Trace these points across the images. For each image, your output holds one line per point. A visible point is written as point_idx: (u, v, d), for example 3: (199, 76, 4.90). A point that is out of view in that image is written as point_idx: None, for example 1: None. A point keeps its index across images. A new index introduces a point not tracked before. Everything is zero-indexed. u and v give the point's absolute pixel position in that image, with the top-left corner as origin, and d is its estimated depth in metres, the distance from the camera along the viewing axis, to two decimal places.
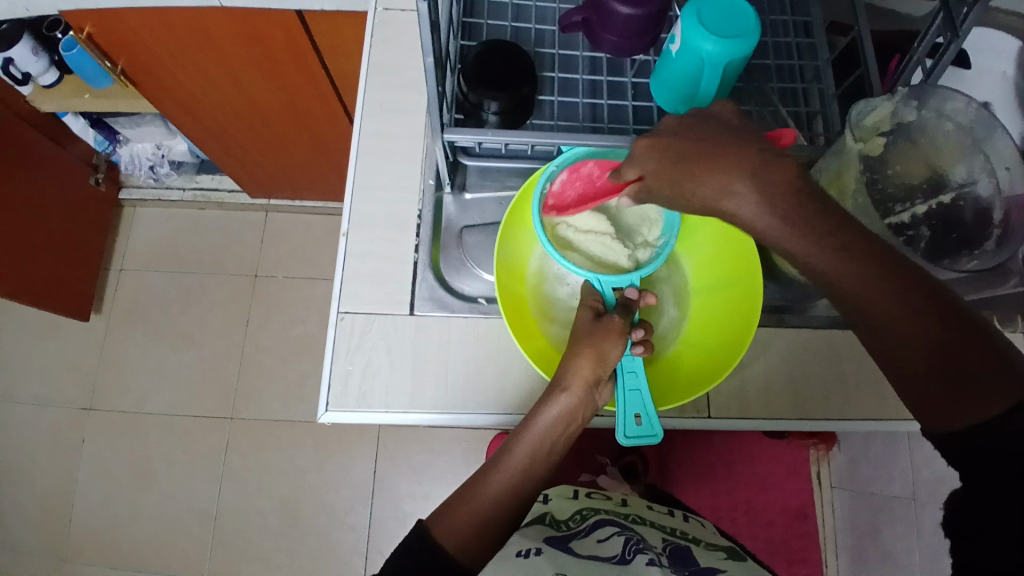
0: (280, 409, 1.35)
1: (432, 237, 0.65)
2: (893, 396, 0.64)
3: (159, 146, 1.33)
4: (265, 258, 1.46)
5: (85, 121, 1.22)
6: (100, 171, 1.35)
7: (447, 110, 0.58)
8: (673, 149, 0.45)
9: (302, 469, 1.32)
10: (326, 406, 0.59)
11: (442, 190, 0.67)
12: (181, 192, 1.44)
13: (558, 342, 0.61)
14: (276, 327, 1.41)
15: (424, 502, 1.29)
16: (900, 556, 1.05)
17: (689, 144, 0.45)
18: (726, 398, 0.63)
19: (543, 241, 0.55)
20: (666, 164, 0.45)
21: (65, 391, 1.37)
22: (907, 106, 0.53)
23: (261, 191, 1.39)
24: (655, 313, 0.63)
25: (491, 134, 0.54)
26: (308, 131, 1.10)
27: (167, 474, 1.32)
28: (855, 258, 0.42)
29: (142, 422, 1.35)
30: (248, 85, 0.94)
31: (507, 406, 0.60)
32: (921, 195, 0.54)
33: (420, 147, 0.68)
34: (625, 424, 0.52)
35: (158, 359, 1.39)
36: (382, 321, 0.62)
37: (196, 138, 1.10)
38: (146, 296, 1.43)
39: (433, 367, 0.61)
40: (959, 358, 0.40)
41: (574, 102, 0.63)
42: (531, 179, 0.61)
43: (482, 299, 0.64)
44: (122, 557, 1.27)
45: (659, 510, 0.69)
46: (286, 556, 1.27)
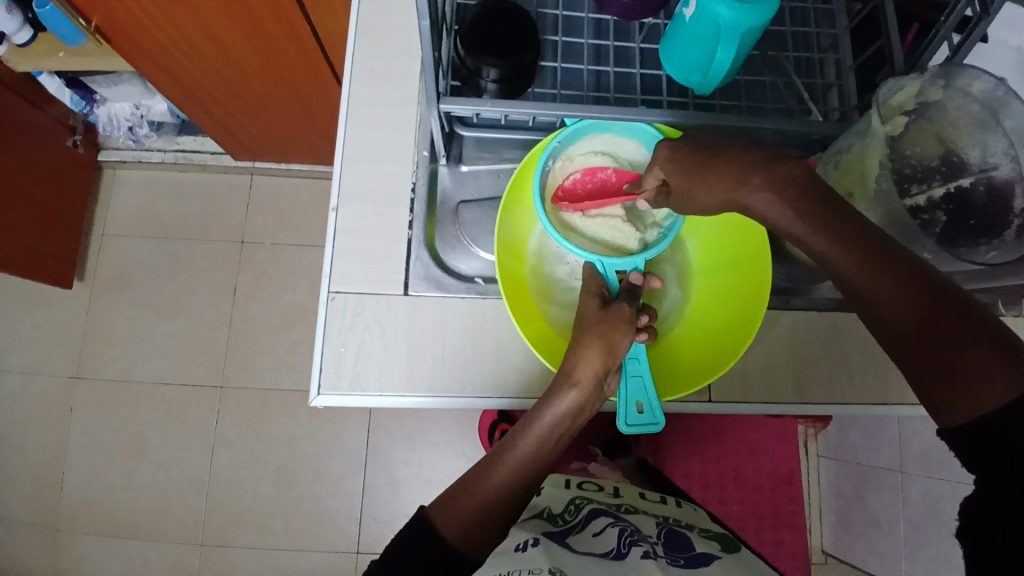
0: (271, 378, 1.34)
1: (427, 212, 0.62)
2: (896, 379, 0.63)
3: (137, 106, 1.26)
4: (252, 223, 1.42)
5: (61, 81, 1.15)
6: (78, 133, 1.30)
7: (443, 77, 0.54)
8: (686, 160, 0.50)
9: (295, 438, 1.31)
10: (319, 389, 0.57)
11: (437, 161, 0.63)
12: (162, 154, 1.38)
13: (560, 325, 0.59)
14: (265, 295, 1.38)
15: (418, 470, 1.29)
16: (886, 524, 1.07)
17: (699, 155, 0.49)
18: (729, 381, 0.62)
19: (546, 223, 0.53)
20: (680, 174, 0.50)
21: (51, 360, 1.34)
22: (934, 85, 0.50)
23: (245, 154, 1.34)
24: (658, 295, 0.61)
25: (490, 106, 0.51)
26: (295, 94, 1.05)
27: (158, 443, 1.31)
28: (844, 241, 0.43)
29: (131, 392, 1.33)
30: (228, 43, 0.89)
31: (505, 390, 0.59)
32: (940, 177, 0.51)
33: (414, 115, 0.64)
34: (626, 413, 0.52)
35: (144, 328, 1.36)
36: (375, 302, 0.59)
37: (177, 98, 1.05)
38: (130, 263, 1.39)
39: (429, 349, 0.59)
40: (950, 337, 0.38)
41: (578, 69, 0.60)
42: (531, 152, 0.58)
43: (479, 278, 0.61)
44: (117, 526, 1.27)
45: (652, 498, 0.68)
46: (281, 523, 1.27)
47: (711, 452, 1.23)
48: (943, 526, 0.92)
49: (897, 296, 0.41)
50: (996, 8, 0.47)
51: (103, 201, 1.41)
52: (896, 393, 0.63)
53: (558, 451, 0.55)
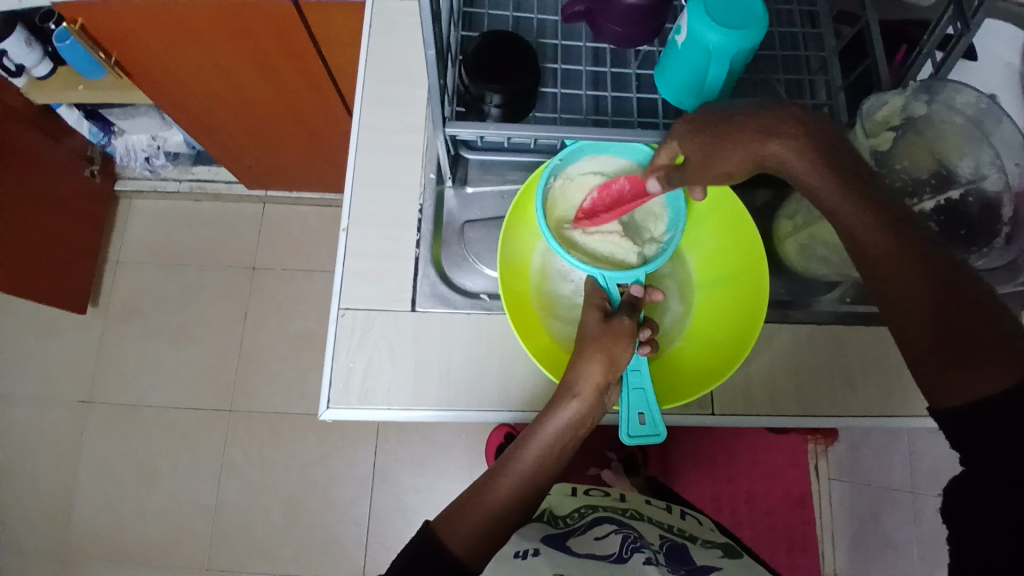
0: (279, 402, 1.35)
1: (433, 232, 0.65)
2: (898, 391, 0.64)
3: (154, 137, 1.31)
4: (262, 250, 1.45)
5: (80, 113, 1.20)
6: (96, 163, 1.35)
7: (448, 102, 0.56)
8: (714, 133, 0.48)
9: (303, 462, 1.32)
10: (328, 404, 0.58)
11: (442, 183, 0.66)
12: (177, 184, 1.44)
13: (563, 339, 0.61)
14: (275, 321, 1.40)
15: (425, 494, 1.29)
16: (899, 546, 1.06)
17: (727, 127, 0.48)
18: (731, 395, 0.63)
19: (548, 237, 0.55)
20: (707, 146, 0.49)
21: (64, 386, 1.36)
22: (917, 101, 0.53)
23: (257, 183, 1.38)
24: (660, 308, 0.62)
25: (494, 129, 0.53)
26: (304, 124, 1.09)
27: (168, 468, 1.32)
28: (865, 221, 0.43)
29: (141, 417, 1.35)
30: (243, 77, 0.93)
31: (510, 403, 0.60)
32: (930, 190, 0.52)
33: (420, 140, 0.67)
34: (627, 424, 0.53)
35: (156, 353, 1.38)
36: (383, 319, 0.61)
37: (190, 129, 1.09)
38: (143, 290, 1.42)
39: (436, 364, 0.60)
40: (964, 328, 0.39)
41: (577, 94, 0.62)
42: (533, 173, 0.60)
43: (484, 295, 0.63)
44: (124, 552, 1.27)
45: (659, 506, 0.70)
46: (288, 549, 1.27)
47: (720, 473, 1.24)
48: None
49: (903, 278, 0.42)
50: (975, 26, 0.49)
51: (119, 230, 1.45)
52: (898, 404, 0.63)
53: (563, 463, 0.56)
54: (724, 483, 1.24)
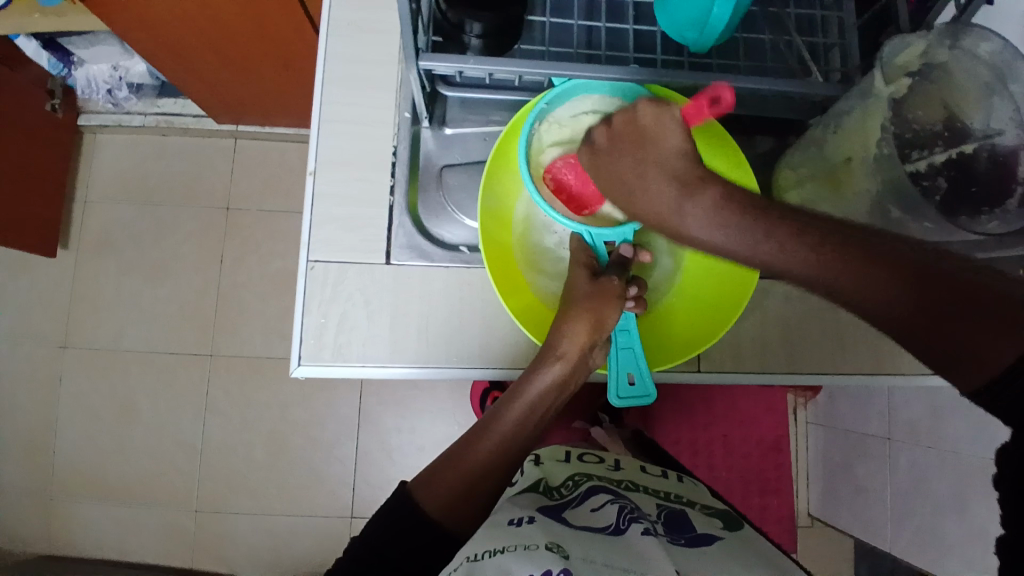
0: (261, 346, 1.32)
1: (409, 177, 0.60)
2: (888, 349, 0.62)
3: (116, 67, 1.22)
4: (237, 188, 1.38)
5: (38, 43, 1.11)
6: (57, 96, 1.25)
7: (423, 31, 0.50)
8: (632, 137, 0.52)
9: (288, 405, 1.31)
10: (299, 360, 0.55)
11: (419, 123, 0.60)
12: (143, 117, 1.33)
13: (547, 297, 0.57)
14: (252, 263, 1.36)
15: (410, 436, 1.29)
16: (872, 490, 1.08)
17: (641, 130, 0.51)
18: (719, 353, 0.61)
19: (532, 190, 0.50)
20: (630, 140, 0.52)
21: (37, 329, 1.32)
22: (940, 46, 0.48)
23: (228, 116, 1.29)
24: (650, 266, 0.59)
25: (473, 64, 0.48)
26: (277, 53, 1.01)
27: (149, 412, 1.30)
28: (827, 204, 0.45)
29: (119, 360, 1.32)
30: (204, 1, 0.84)
31: (491, 361, 0.57)
32: (942, 143, 0.49)
33: (395, 73, 0.61)
34: (617, 386, 0.50)
35: (130, 295, 1.34)
36: (357, 271, 0.57)
37: (159, 59, 1.00)
38: (113, 230, 1.36)
39: (413, 320, 0.57)
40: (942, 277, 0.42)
41: (568, 24, 0.56)
42: (517, 115, 0.55)
43: (464, 247, 0.59)
44: (111, 493, 1.27)
45: (653, 471, 0.67)
46: (275, 489, 1.28)
47: (700, 420, 1.22)
48: (932, 495, 0.93)
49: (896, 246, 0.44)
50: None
51: (84, 166, 1.37)
52: (888, 364, 0.62)
53: (545, 424, 0.54)
54: (703, 428, 1.22)
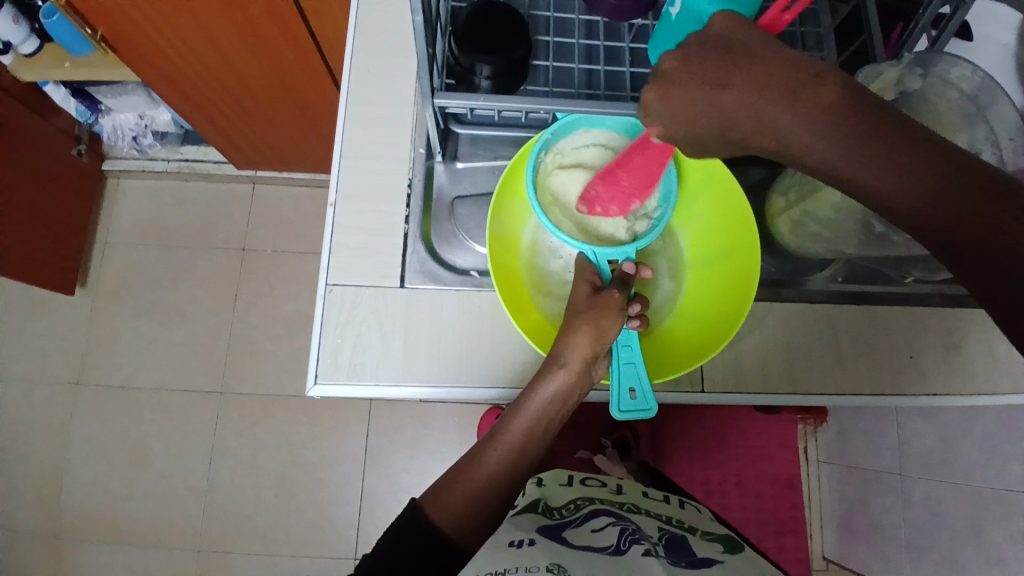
0: (272, 384, 1.34)
1: (423, 207, 0.64)
2: (885, 369, 0.64)
3: (142, 116, 1.29)
4: (254, 232, 1.43)
5: (67, 91, 1.18)
6: (83, 142, 1.32)
7: (437, 74, 0.55)
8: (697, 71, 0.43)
9: (297, 443, 1.31)
10: (315, 379, 0.58)
11: (432, 158, 0.65)
12: (166, 163, 1.41)
13: (551, 317, 0.60)
14: (265, 303, 1.39)
15: (419, 476, 1.29)
16: (889, 529, 1.06)
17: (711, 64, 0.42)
18: (720, 373, 0.63)
19: (536, 211, 0.54)
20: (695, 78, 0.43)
21: (52, 368, 1.35)
22: (913, 75, 0.53)
23: (247, 162, 1.36)
24: (651, 286, 0.62)
25: (483, 101, 0.53)
26: (295, 102, 1.07)
27: (159, 450, 1.31)
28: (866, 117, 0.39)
29: (133, 398, 1.34)
30: (231, 54, 0.92)
31: (500, 380, 0.59)
32: None
33: (410, 113, 0.66)
34: (618, 399, 0.52)
35: (146, 335, 1.37)
36: (372, 295, 0.61)
37: (180, 108, 1.07)
38: (132, 271, 1.41)
39: (424, 340, 0.59)
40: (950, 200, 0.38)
41: (570, 67, 0.61)
42: (523, 147, 0.59)
43: (474, 271, 0.62)
44: (117, 534, 1.27)
45: (655, 496, 0.68)
46: (282, 529, 1.27)
47: (712, 458, 1.22)
48: (947, 530, 0.92)
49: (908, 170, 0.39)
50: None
51: (108, 210, 1.43)
52: (890, 385, 0.63)
53: (551, 438, 0.56)
54: (715, 467, 1.21)
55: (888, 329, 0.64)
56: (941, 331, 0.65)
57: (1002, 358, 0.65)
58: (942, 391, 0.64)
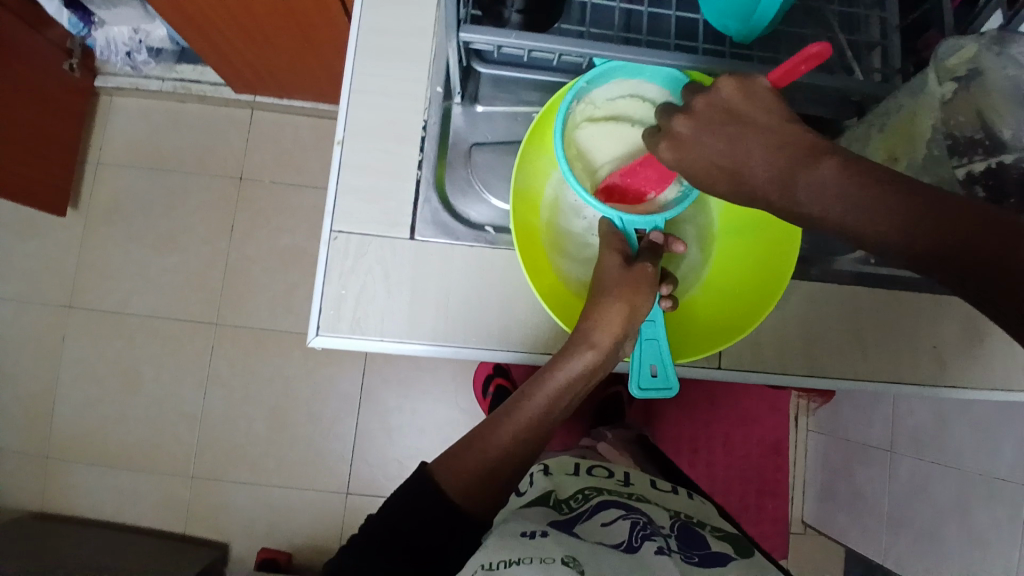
0: (267, 319, 1.32)
1: (437, 152, 0.59)
2: (906, 357, 0.62)
3: (136, 30, 1.20)
4: (251, 160, 1.37)
5: (59, 2, 1.07)
6: (76, 57, 1.22)
7: (463, 4, 0.49)
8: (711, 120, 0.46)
9: (290, 378, 1.30)
10: (317, 330, 0.55)
11: (451, 99, 0.60)
12: (160, 83, 1.33)
13: (570, 281, 0.57)
14: (262, 235, 1.35)
15: (411, 419, 1.29)
16: (869, 500, 1.08)
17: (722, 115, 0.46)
18: (739, 350, 0.60)
19: (566, 169, 0.50)
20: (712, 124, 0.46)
21: (41, 289, 1.32)
22: (990, 51, 0.47)
23: (245, 85, 1.28)
24: (677, 257, 0.58)
25: (514, 38, 0.47)
26: (299, 25, 0.99)
27: (152, 378, 1.30)
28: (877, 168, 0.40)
29: (125, 324, 1.31)
30: None
31: (511, 344, 0.57)
32: (983, 152, 0.47)
33: (428, 46, 0.60)
34: (639, 375, 0.50)
35: (139, 261, 1.33)
36: (380, 245, 0.57)
37: (175, 21, 0.99)
38: (124, 194, 1.35)
39: (434, 296, 0.56)
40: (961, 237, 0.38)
41: (609, 6, 0.55)
42: (553, 95, 0.54)
43: (489, 227, 0.59)
44: (110, 457, 1.27)
45: (663, 487, 0.65)
46: (274, 463, 1.28)
47: (701, 418, 1.22)
48: (931, 509, 0.94)
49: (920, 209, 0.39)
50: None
51: (99, 127, 1.36)
52: (907, 374, 0.61)
53: (567, 411, 0.53)
54: (704, 426, 1.22)
55: (910, 316, 0.62)
56: (965, 320, 0.62)
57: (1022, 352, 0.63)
58: (958, 382, 0.62)
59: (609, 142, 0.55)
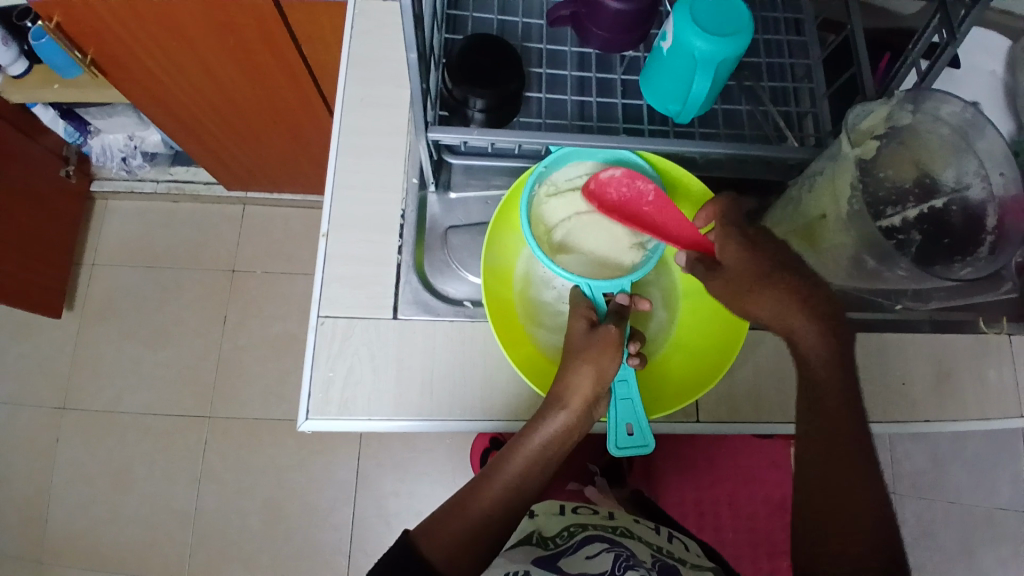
0: (260, 408, 1.33)
1: (416, 237, 0.63)
2: (877, 398, 0.64)
3: (131, 137, 1.28)
4: (242, 253, 1.42)
5: (55, 112, 1.15)
6: (71, 163, 1.31)
7: (431, 107, 0.55)
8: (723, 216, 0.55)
9: (284, 469, 1.29)
10: (307, 414, 0.57)
11: (426, 188, 0.64)
12: (154, 184, 1.40)
13: (544, 348, 0.60)
14: (254, 324, 1.38)
15: (409, 500, 1.27)
16: None
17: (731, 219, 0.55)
18: (716, 403, 0.62)
19: (533, 246, 0.54)
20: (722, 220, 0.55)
21: (37, 391, 1.32)
22: (903, 110, 0.52)
23: (237, 183, 1.35)
24: (646, 317, 0.61)
25: (476, 135, 0.52)
26: (284, 123, 1.07)
27: (145, 476, 1.28)
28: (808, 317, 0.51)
29: (117, 423, 1.31)
30: (222, 78, 0.92)
31: (494, 413, 0.59)
32: (913, 199, 0.52)
33: (403, 143, 0.66)
34: (616, 436, 0.52)
35: (132, 357, 1.35)
36: (365, 326, 0.60)
37: (169, 128, 1.07)
38: (118, 293, 1.39)
39: (418, 372, 0.59)
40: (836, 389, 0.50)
41: (562, 99, 0.62)
42: (518, 180, 0.59)
43: (467, 302, 0.62)
44: (100, 563, 1.23)
45: (646, 524, 0.68)
46: (269, 557, 1.24)
47: (704, 477, 1.15)
48: None
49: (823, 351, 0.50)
50: (963, 33, 0.50)
51: (95, 231, 1.42)
52: (885, 413, 0.63)
53: (548, 474, 0.55)
54: (709, 487, 1.15)
55: (879, 356, 0.64)
56: (931, 357, 0.65)
57: (991, 383, 0.65)
58: (934, 417, 0.64)
59: (573, 205, 0.58)
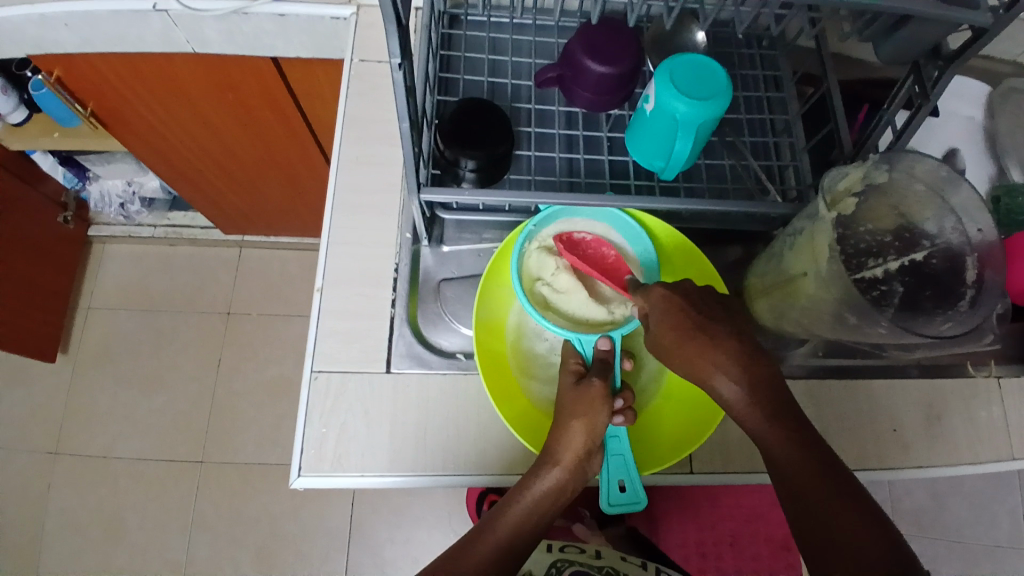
0: (253, 453, 1.31)
1: (409, 291, 0.64)
2: (872, 444, 0.64)
3: (130, 183, 1.30)
4: (238, 296, 1.43)
5: (54, 159, 1.18)
6: (70, 209, 1.31)
7: (424, 167, 0.57)
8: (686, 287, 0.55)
9: (277, 516, 1.27)
10: (299, 472, 0.57)
11: (419, 243, 0.66)
12: (152, 229, 1.42)
13: (536, 400, 0.60)
14: (249, 367, 1.38)
15: (404, 546, 1.25)
16: None
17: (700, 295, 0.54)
18: (709, 454, 0.62)
19: (523, 301, 0.56)
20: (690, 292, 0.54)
21: (29, 436, 1.31)
22: (878, 170, 0.54)
23: (234, 228, 1.37)
24: (636, 369, 0.62)
25: (468, 195, 0.54)
26: (283, 173, 1.10)
27: (135, 524, 1.26)
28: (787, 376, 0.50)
29: (108, 469, 1.29)
30: (220, 130, 0.94)
31: (486, 467, 0.59)
32: (894, 252, 0.54)
33: (397, 200, 0.67)
34: (608, 493, 0.54)
35: (126, 402, 1.34)
36: (357, 380, 0.60)
37: (167, 176, 1.09)
38: (113, 337, 1.39)
39: (412, 426, 0.59)
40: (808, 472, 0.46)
41: (552, 156, 0.64)
42: (510, 237, 0.61)
43: (460, 354, 0.63)
44: None
45: (634, 561, 0.70)
46: None
47: (706, 518, 1.10)
48: None
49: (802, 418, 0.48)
50: (937, 94, 0.52)
51: (92, 275, 1.43)
52: (878, 459, 0.64)
53: (540, 529, 0.55)
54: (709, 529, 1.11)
55: (870, 404, 0.65)
56: (921, 403, 0.66)
57: (982, 429, 0.66)
58: (927, 463, 0.64)
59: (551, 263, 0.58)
